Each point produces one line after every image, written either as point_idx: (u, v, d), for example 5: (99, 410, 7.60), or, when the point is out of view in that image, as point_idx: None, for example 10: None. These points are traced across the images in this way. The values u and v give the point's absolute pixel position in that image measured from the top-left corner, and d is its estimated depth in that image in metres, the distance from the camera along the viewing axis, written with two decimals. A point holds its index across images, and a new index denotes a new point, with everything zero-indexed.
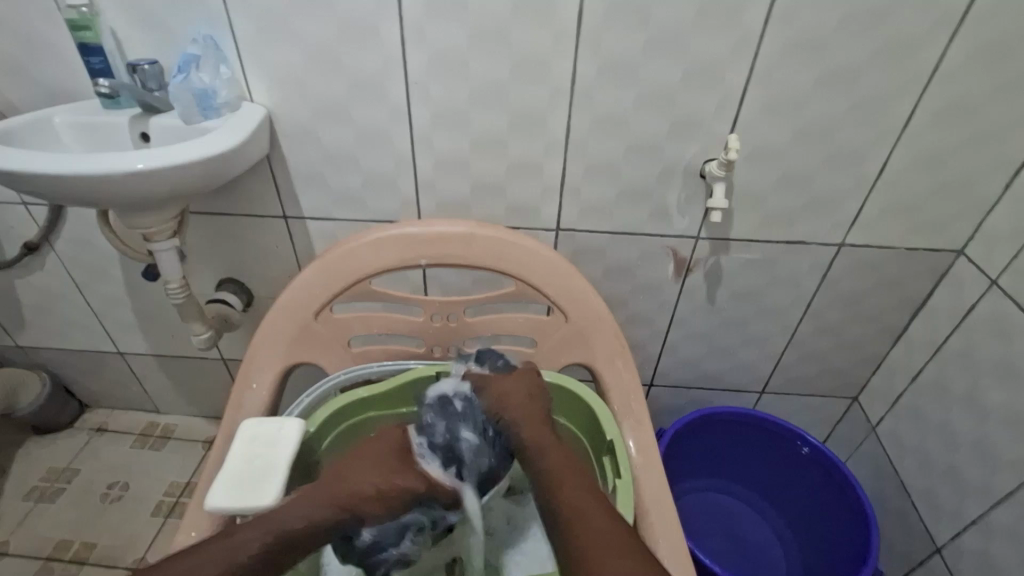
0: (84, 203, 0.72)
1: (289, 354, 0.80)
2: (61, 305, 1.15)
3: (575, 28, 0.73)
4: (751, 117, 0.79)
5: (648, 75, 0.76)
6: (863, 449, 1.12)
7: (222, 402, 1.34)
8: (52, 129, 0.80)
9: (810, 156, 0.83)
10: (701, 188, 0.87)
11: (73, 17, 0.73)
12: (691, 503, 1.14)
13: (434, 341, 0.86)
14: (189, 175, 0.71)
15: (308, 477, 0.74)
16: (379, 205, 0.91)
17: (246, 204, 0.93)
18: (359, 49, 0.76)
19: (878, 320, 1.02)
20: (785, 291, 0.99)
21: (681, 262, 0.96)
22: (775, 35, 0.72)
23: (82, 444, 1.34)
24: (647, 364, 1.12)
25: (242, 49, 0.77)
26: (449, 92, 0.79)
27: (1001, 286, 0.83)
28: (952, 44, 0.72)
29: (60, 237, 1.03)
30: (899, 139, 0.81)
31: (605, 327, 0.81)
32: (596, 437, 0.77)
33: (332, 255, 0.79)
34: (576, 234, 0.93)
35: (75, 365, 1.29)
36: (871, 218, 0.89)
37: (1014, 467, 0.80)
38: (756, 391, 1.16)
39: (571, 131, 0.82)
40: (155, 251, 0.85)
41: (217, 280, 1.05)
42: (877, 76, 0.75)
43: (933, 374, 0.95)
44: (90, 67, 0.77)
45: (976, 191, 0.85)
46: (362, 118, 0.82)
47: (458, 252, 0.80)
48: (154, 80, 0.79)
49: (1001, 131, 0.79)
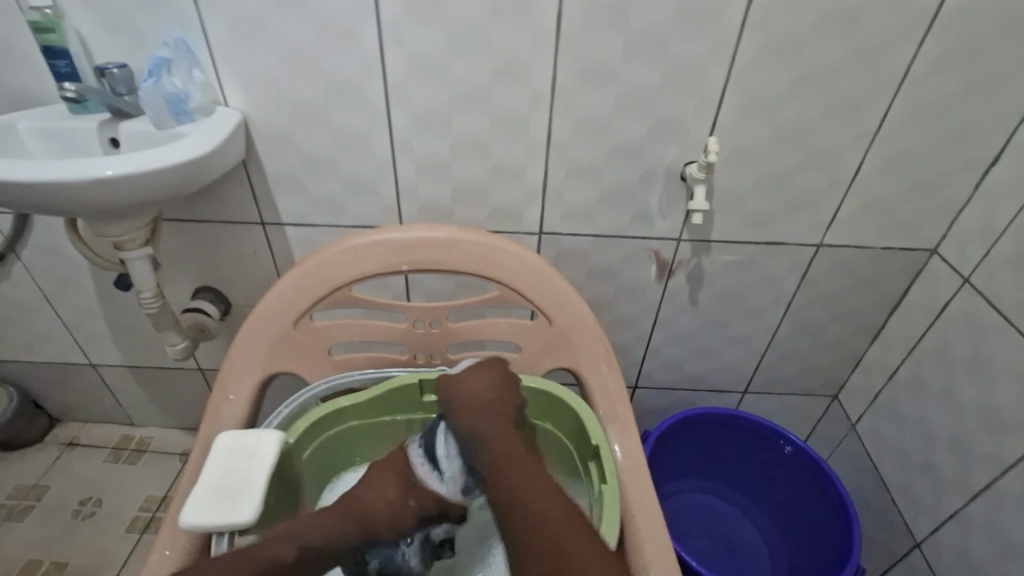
0: (52, 211, 0.70)
1: (268, 364, 0.78)
2: (30, 316, 1.11)
3: (554, 31, 0.73)
4: (730, 120, 0.80)
5: (627, 78, 0.76)
6: (844, 446, 1.14)
7: (199, 413, 1.31)
8: (18, 136, 0.77)
9: (789, 158, 0.84)
10: (682, 191, 0.87)
11: (36, 18, 0.71)
12: (678, 504, 1.14)
13: (419, 348, 0.85)
14: (161, 182, 0.69)
15: (287, 489, 0.73)
16: (359, 210, 0.90)
17: (223, 210, 0.91)
18: (337, 52, 0.75)
19: (856, 319, 1.04)
20: (766, 291, 1.00)
21: (663, 264, 0.96)
22: (752, 39, 0.73)
23: (53, 459, 1.30)
24: (631, 367, 1.13)
25: (215, 52, 0.75)
26: (429, 95, 0.78)
27: (974, 283, 0.85)
28: (921, 49, 0.74)
29: (26, 246, 1.00)
30: (873, 141, 0.82)
31: (588, 331, 0.81)
32: (582, 441, 0.77)
33: (312, 263, 0.78)
34: (557, 238, 0.93)
35: (45, 378, 1.25)
36: (848, 219, 0.90)
37: (990, 461, 0.82)
38: (739, 392, 1.17)
39: (552, 134, 0.82)
40: (127, 260, 0.83)
41: (193, 289, 1.02)
42: (852, 78, 0.76)
43: (910, 371, 0.97)
44: (55, 70, 0.75)
45: (948, 191, 0.87)
46: (340, 121, 0.81)
47: (441, 257, 0.79)
48: (124, 84, 0.76)
49: (968, 133, 0.81)
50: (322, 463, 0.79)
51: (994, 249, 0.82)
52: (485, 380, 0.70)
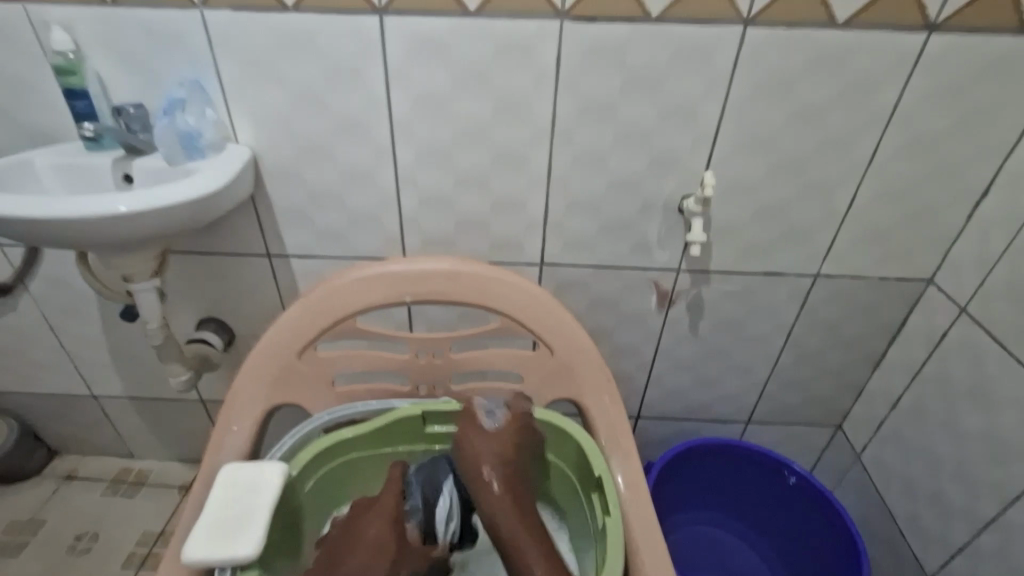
0: (63, 245, 0.71)
1: (272, 395, 0.79)
2: (34, 348, 1.12)
3: (554, 71, 0.75)
4: (725, 154, 0.82)
5: (624, 115, 0.79)
6: (850, 476, 1.13)
7: (200, 445, 1.30)
8: (35, 173, 0.80)
9: (783, 190, 0.86)
10: (680, 223, 0.89)
11: (60, 62, 0.74)
12: (683, 538, 1.12)
13: (421, 378, 0.86)
14: (171, 217, 0.71)
15: (288, 522, 0.72)
16: (364, 242, 0.92)
17: (230, 242, 0.93)
18: (344, 91, 0.78)
19: (857, 348, 1.04)
20: (766, 320, 1.00)
21: (664, 294, 0.97)
22: (744, 77, 0.76)
23: (50, 493, 1.28)
24: (634, 396, 1.13)
25: (226, 91, 0.78)
26: (433, 132, 0.81)
27: (971, 312, 0.86)
28: (908, 86, 0.77)
29: (35, 278, 1.01)
30: (865, 174, 0.84)
31: (588, 361, 0.81)
32: (584, 472, 0.76)
33: (317, 294, 0.79)
34: (559, 268, 0.94)
35: (46, 409, 1.25)
36: (844, 249, 0.92)
37: (996, 492, 0.81)
38: (742, 421, 1.17)
39: (552, 168, 0.84)
40: (135, 291, 0.84)
41: (197, 320, 1.03)
42: (842, 114, 0.79)
43: (912, 400, 0.97)
44: (74, 109, 0.78)
45: (942, 222, 0.89)
46: (346, 157, 0.83)
47: (443, 288, 0.81)
48: (138, 123, 0.80)
49: (958, 166, 0.83)
50: (324, 496, 0.78)
51: (989, 279, 0.83)
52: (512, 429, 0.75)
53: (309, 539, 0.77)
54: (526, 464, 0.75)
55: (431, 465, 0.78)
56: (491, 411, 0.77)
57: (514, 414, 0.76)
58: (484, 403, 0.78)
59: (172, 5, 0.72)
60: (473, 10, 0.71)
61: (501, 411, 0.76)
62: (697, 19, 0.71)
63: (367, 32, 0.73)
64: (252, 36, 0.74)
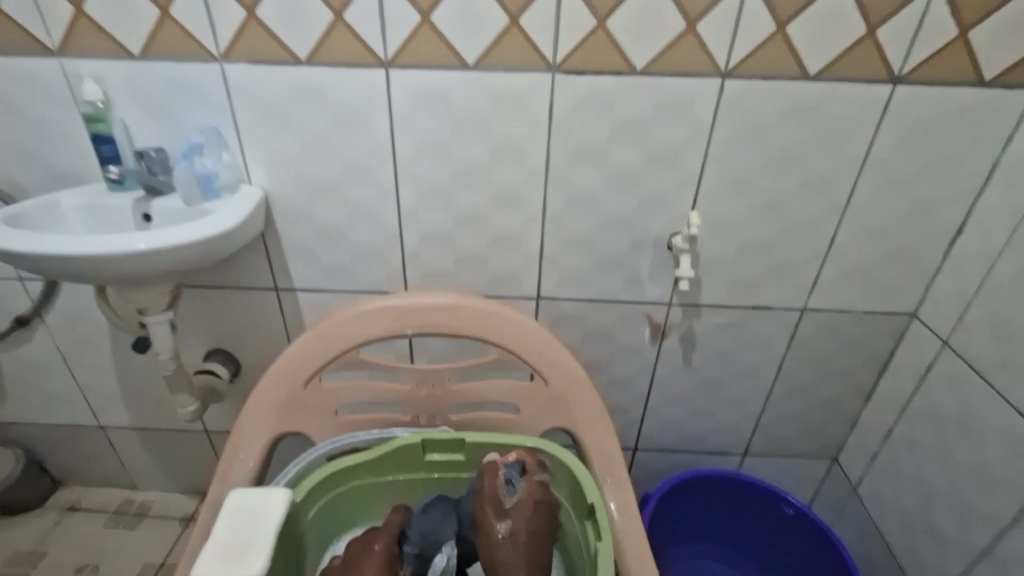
0: (83, 279, 0.75)
1: (277, 424, 0.82)
2: (46, 378, 1.16)
3: (547, 119, 0.81)
4: (711, 194, 0.87)
5: (614, 158, 0.84)
6: (847, 509, 1.14)
7: (202, 476, 1.32)
8: (60, 211, 0.85)
9: (767, 229, 0.90)
10: (669, 259, 0.93)
11: (89, 111, 0.80)
12: (682, 571, 1.12)
13: (422, 408, 0.88)
14: (188, 254, 0.75)
15: (289, 549, 0.74)
16: (368, 276, 0.96)
17: (241, 277, 0.98)
18: (352, 138, 0.83)
19: (847, 380, 1.07)
20: (757, 352, 1.03)
21: (657, 327, 1.01)
22: (725, 124, 0.81)
23: (52, 524, 1.29)
24: (630, 428, 1.15)
25: (242, 136, 0.84)
26: (435, 175, 0.86)
27: (953, 345, 0.89)
28: (879, 133, 0.82)
29: (52, 311, 1.05)
30: (845, 213, 0.89)
31: (583, 391, 0.84)
32: (578, 499, 0.78)
33: (323, 326, 0.83)
34: (554, 302, 0.98)
35: (54, 440, 1.27)
36: (829, 284, 0.96)
37: (988, 523, 0.82)
38: (739, 453, 1.18)
39: (547, 208, 0.89)
40: (149, 323, 0.88)
41: (205, 351, 1.07)
42: (819, 158, 0.84)
43: (903, 432, 0.99)
44: (101, 154, 0.83)
45: (920, 258, 0.93)
46: (354, 197, 0.88)
47: (443, 321, 0.84)
48: (159, 166, 0.85)
49: (932, 206, 0.88)
50: (325, 523, 0.80)
51: (968, 313, 0.86)
52: (533, 498, 0.73)
53: (310, 564, 0.79)
54: (544, 536, 0.72)
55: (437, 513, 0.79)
56: (511, 482, 0.74)
57: (532, 486, 0.73)
58: (505, 470, 0.74)
59: (192, 58, 0.78)
60: (471, 63, 0.77)
61: (520, 482, 0.74)
62: (679, 72, 0.77)
63: (374, 84, 0.79)
64: (268, 88, 0.80)
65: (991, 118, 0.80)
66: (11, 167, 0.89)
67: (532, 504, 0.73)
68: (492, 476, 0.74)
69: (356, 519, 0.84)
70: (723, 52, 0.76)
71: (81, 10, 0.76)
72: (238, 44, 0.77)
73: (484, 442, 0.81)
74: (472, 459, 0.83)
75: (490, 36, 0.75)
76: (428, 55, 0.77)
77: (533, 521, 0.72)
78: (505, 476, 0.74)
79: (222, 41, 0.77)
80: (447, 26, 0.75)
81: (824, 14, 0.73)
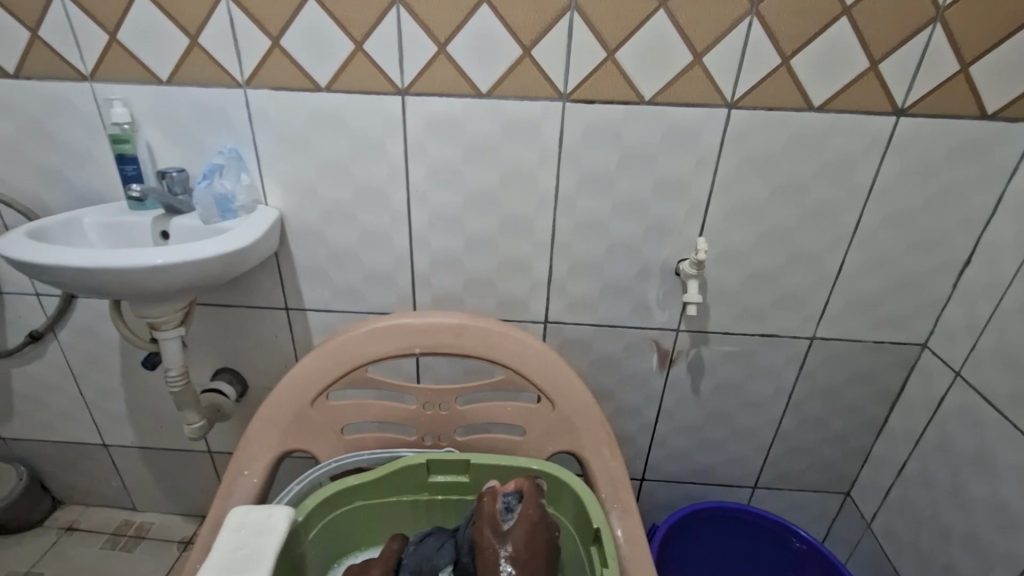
0: (100, 293, 0.76)
1: (283, 442, 0.82)
2: (55, 395, 1.16)
3: (557, 147, 0.83)
4: (717, 222, 0.88)
5: (623, 185, 0.86)
6: (861, 547, 1.10)
7: (202, 498, 1.30)
8: (82, 228, 0.87)
9: (774, 258, 0.91)
10: (677, 285, 0.94)
11: (116, 132, 0.83)
12: None
13: (426, 430, 0.87)
14: (203, 269, 0.76)
15: (289, 570, 0.73)
16: (377, 298, 0.97)
17: (253, 296, 0.99)
18: (369, 163, 0.85)
19: (858, 412, 1.05)
20: (767, 382, 1.02)
21: (664, 354, 1.00)
22: (731, 153, 0.83)
23: (48, 545, 1.27)
24: (638, 458, 1.13)
25: (261, 160, 0.87)
26: (446, 199, 0.88)
27: (965, 377, 0.88)
28: (883, 164, 0.83)
29: (65, 326, 1.07)
30: (851, 243, 0.89)
31: (590, 415, 0.84)
32: (583, 526, 0.77)
33: (332, 344, 0.84)
34: (562, 327, 0.98)
35: (58, 458, 1.27)
36: (837, 312, 0.95)
37: (1006, 561, 0.79)
38: (749, 486, 1.15)
39: (556, 234, 0.90)
40: (161, 339, 0.89)
41: (213, 370, 1.08)
42: (823, 188, 0.85)
43: (917, 466, 0.96)
44: (123, 174, 0.86)
45: (929, 289, 0.93)
46: (365, 220, 0.90)
47: (451, 341, 0.85)
48: (180, 185, 0.86)
49: (938, 238, 0.88)
50: (327, 545, 0.79)
51: (979, 343, 0.85)
52: (530, 519, 0.70)
53: None
54: (544, 560, 0.69)
55: (437, 538, 0.78)
56: (508, 508, 0.73)
57: (530, 508, 0.72)
58: (504, 497, 0.73)
59: (219, 84, 0.82)
60: (484, 91, 0.80)
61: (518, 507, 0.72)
62: (686, 102, 0.79)
63: (390, 111, 0.81)
64: (288, 113, 0.83)
65: (993, 152, 0.81)
66: (36, 186, 0.92)
67: (530, 526, 0.70)
68: (490, 501, 0.73)
69: (357, 544, 0.83)
70: (729, 83, 0.78)
71: (115, 38, 0.80)
72: (261, 70, 0.80)
73: (489, 464, 0.81)
74: (476, 482, 0.82)
75: (503, 67, 0.78)
76: (443, 83, 0.79)
77: (532, 542, 0.69)
78: (499, 502, 0.73)
79: (246, 68, 0.80)
80: (462, 56, 0.78)
81: (827, 49, 0.75)
